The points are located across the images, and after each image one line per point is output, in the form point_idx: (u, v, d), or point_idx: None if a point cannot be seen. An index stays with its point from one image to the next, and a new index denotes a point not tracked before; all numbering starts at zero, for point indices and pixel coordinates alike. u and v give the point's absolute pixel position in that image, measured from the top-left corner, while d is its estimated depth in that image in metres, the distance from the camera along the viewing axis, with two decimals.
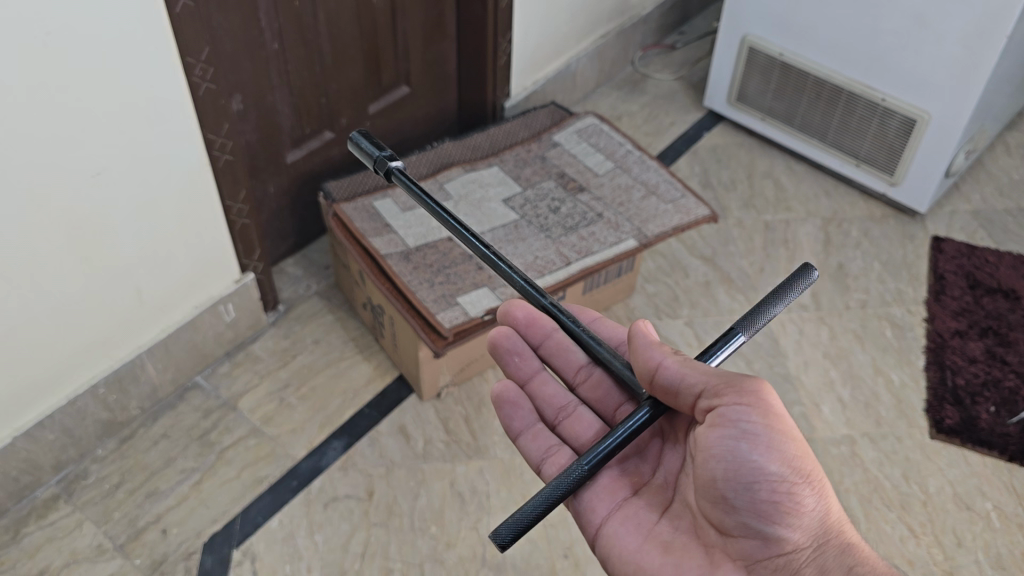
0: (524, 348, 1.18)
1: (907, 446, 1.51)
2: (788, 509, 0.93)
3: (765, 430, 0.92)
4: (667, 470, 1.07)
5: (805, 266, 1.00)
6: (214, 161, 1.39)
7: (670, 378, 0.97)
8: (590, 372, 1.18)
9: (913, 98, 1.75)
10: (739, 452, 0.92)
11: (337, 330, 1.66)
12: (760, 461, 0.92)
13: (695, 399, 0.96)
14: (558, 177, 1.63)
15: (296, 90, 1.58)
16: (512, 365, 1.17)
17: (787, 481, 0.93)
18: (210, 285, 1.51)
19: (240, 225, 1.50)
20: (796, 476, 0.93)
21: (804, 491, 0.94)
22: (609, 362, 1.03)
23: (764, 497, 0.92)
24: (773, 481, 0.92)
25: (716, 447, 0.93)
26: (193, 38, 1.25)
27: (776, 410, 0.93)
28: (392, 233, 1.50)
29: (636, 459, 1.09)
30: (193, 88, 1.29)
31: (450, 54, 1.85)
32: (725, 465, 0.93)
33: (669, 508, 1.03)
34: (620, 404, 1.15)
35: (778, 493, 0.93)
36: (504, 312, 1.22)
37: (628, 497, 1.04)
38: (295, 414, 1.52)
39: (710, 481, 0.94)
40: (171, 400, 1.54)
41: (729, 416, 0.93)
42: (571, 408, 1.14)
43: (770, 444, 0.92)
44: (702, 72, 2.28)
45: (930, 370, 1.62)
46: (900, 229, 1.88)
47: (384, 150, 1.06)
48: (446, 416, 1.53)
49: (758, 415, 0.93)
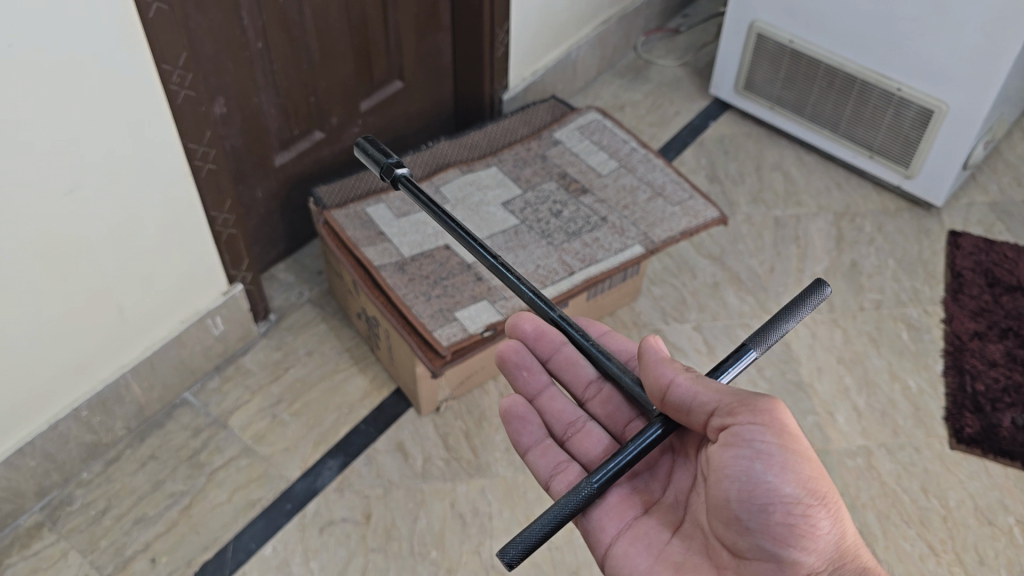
0: (532, 363, 1.13)
1: (925, 458, 1.45)
2: (802, 532, 0.87)
3: (780, 450, 0.86)
4: (677, 489, 1.01)
5: (818, 281, 0.95)
6: (196, 172, 1.32)
7: (682, 396, 0.91)
8: (600, 387, 1.12)
9: (930, 88, 1.67)
10: (753, 473, 0.86)
11: (332, 340, 1.59)
12: (775, 482, 0.86)
13: (707, 418, 0.90)
14: (560, 177, 1.56)
15: (283, 90, 1.50)
16: (519, 380, 1.12)
17: (803, 504, 0.87)
18: (196, 299, 1.44)
19: (226, 236, 1.42)
20: (812, 498, 0.87)
21: (820, 515, 0.87)
22: (618, 378, 0.96)
23: (779, 520, 0.86)
24: (788, 502, 0.86)
25: (730, 467, 0.88)
26: (169, 44, 1.18)
27: (792, 429, 0.87)
28: (386, 242, 1.43)
29: (646, 477, 1.03)
30: (171, 96, 1.22)
31: (444, 46, 1.77)
32: (738, 486, 0.87)
33: (681, 528, 0.97)
34: (631, 421, 1.08)
35: (793, 516, 0.87)
36: (511, 325, 1.17)
37: (638, 517, 0.98)
38: (288, 432, 1.46)
39: (723, 502, 0.89)
40: (159, 418, 1.47)
41: (743, 435, 0.87)
42: (579, 424, 1.08)
43: (786, 464, 0.86)
44: (707, 57, 2.19)
45: (949, 375, 1.56)
46: (915, 223, 1.81)
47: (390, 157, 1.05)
48: (445, 432, 1.47)
49: (772, 434, 0.87)
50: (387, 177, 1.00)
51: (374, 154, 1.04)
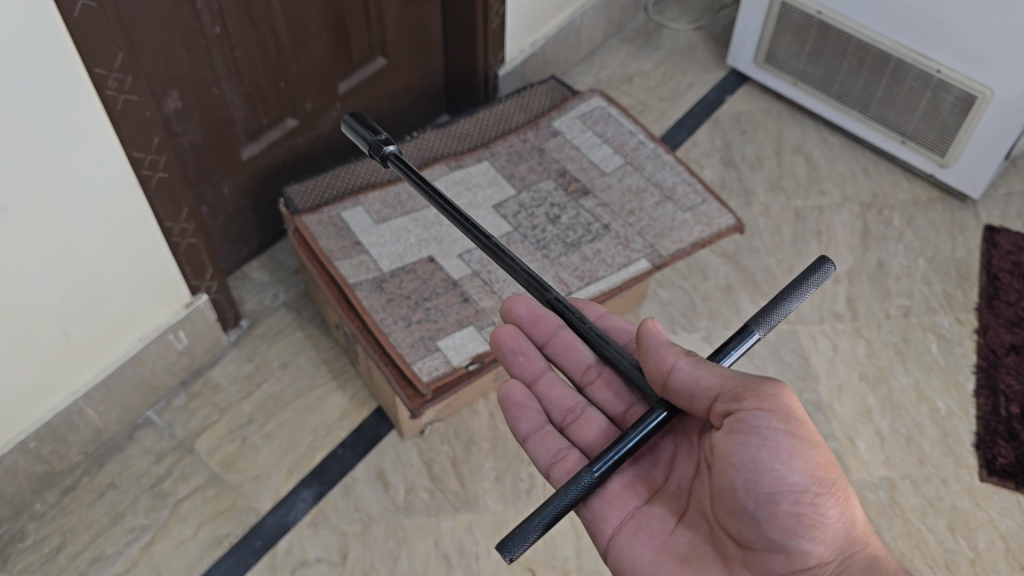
0: (529, 347, 1.01)
1: (953, 492, 1.32)
2: (811, 524, 0.80)
3: (787, 437, 0.79)
4: (680, 476, 0.92)
5: (824, 258, 0.89)
6: (145, 182, 1.17)
7: (684, 381, 0.85)
8: (599, 371, 1.02)
9: (973, 71, 1.49)
10: (759, 461, 0.79)
11: (308, 351, 1.47)
12: (783, 471, 0.79)
13: (711, 404, 0.84)
14: (558, 175, 1.40)
15: (247, 77, 1.34)
16: (514, 365, 1.01)
17: (811, 492, 0.80)
18: (155, 314, 1.31)
19: (185, 246, 1.28)
20: (821, 486, 0.80)
21: (829, 503, 0.80)
22: (618, 362, 0.91)
23: (786, 510, 0.79)
24: (796, 489, 0.79)
25: (735, 455, 0.81)
26: (100, 45, 1.02)
27: (799, 414, 0.81)
28: (363, 254, 1.29)
29: (646, 463, 0.95)
30: (108, 103, 1.06)
31: (433, 16, 1.59)
32: (744, 475, 0.80)
33: (685, 515, 0.89)
34: (633, 405, 0.99)
35: (801, 505, 0.80)
36: (505, 308, 1.05)
37: (641, 506, 0.90)
38: (260, 458, 1.35)
39: (727, 491, 0.82)
40: (120, 440, 1.36)
41: (749, 422, 0.81)
42: (579, 411, 0.98)
43: (793, 451, 0.80)
44: (725, 21, 2.00)
45: (982, 396, 1.41)
46: (949, 216, 1.65)
47: (380, 134, 0.95)
48: (430, 458, 1.35)
49: (779, 420, 0.80)
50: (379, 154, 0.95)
51: (361, 131, 0.96)
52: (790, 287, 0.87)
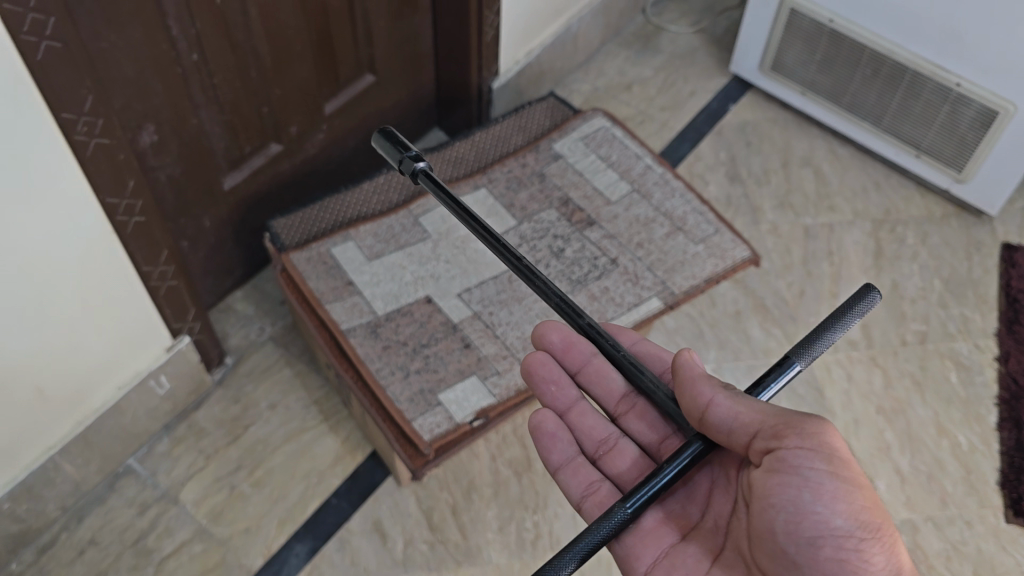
0: (561, 375, 0.96)
1: (977, 535, 1.27)
2: (854, 572, 0.73)
3: (832, 478, 0.74)
4: (717, 513, 0.87)
5: (869, 287, 0.84)
6: (120, 228, 1.08)
7: (722, 418, 0.80)
8: (634, 401, 0.95)
9: (995, 85, 1.42)
10: (800, 503, 0.74)
11: (298, 390, 1.39)
12: (825, 514, 0.74)
13: (750, 442, 0.79)
14: (561, 205, 1.32)
15: (228, 105, 1.24)
16: (545, 394, 0.95)
17: (856, 538, 0.74)
18: (135, 361, 1.22)
19: (166, 289, 1.19)
20: (867, 532, 0.74)
21: (876, 550, 0.74)
22: (652, 392, 0.86)
23: (828, 555, 0.74)
24: (839, 534, 0.73)
25: (774, 496, 0.76)
26: (69, 89, 0.92)
27: (844, 454, 0.75)
28: (356, 295, 1.21)
29: (682, 497, 0.89)
30: (78, 149, 0.97)
31: (424, 29, 1.50)
32: (784, 517, 0.75)
33: (721, 555, 0.84)
34: (668, 437, 0.92)
35: (844, 551, 0.73)
36: (535, 333, 0.99)
37: (675, 544, 0.85)
38: (249, 508, 1.27)
39: (766, 534, 0.77)
40: (99, 491, 1.28)
41: (790, 461, 0.76)
42: (612, 442, 0.92)
43: (837, 494, 0.74)
44: (727, 22, 1.92)
45: (1004, 429, 1.36)
46: (964, 234, 1.59)
47: (411, 149, 0.88)
48: (430, 507, 1.28)
49: (823, 460, 0.75)
50: (408, 170, 0.88)
51: (391, 147, 0.89)
52: (835, 315, 0.82)
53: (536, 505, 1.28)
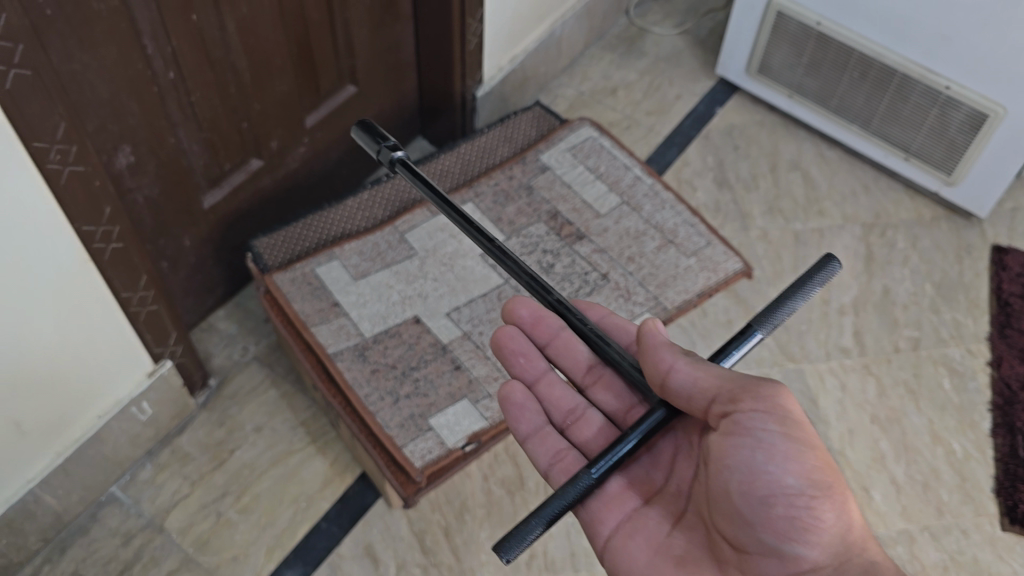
0: (530, 347, 0.97)
1: (974, 544, 1.25)
2: (806, 528, 0.75)
3: (785, 439, 0.75)
4: (680, 477, 0.88)
5: (830, 257, 0.84)
6: (97, 255, 1.04)
7: (682, 383, 0.81)
8: (601, 372, 0.96)
9: (986, 89, 1.41)
10: (753, 463, 0.75)
11: (284, 412, 1.36)
12: (777, 474, 0.75)
13: (708, 406, 0.80)
14: (550, 218, 1.34)
15: (207, 122, 1.21)
16: (513, 366, 0.96)
17: (808, 496, 0.75)
18: (115, 388, 1.18)
19: (145, 314, 1.15)
20: (819, 490, 0.75)
21: (827, 508, 0.75)
22: (618, 364, 0.87)
23: (780, 513, 0.75)
24: (790, 493, 0.75)
25: (729, 457, 0.77)
26: (40, 117, 0.88)
27: (798, 416, 0.77)
28: (342, 316, 1.22)
29: (646, 463, 0.91)
30: (50, 177, 0.93)
31: (405, 37, 1.47)
32: (738, 478, 0.76)
33: (683, 518, 0.85)
34: (634, 407, 0.94)
35: (796, 509, 0.75)
36: (505, 307, 1.00)
37: (638, 508, 0.86)
38: (237, 535, 1.24)
39: (723, 494, 0.78)
40: (82, 522, 1.24)
41: (745, 424, 0.77)
42: (581, 412, 0.93)
43: (789, 454, 0.75)
44: (711, 23, 1.90)
45: (998, 435, 1.35)
46: (954, 236, 1.58)
47: (388, 140, 0.93)
48: (422, 529, 1.25)
49: (776, 422, 0.76)
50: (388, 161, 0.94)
51: (369, 138, 0.94)
52: (796, 285, 0.81)
53: None
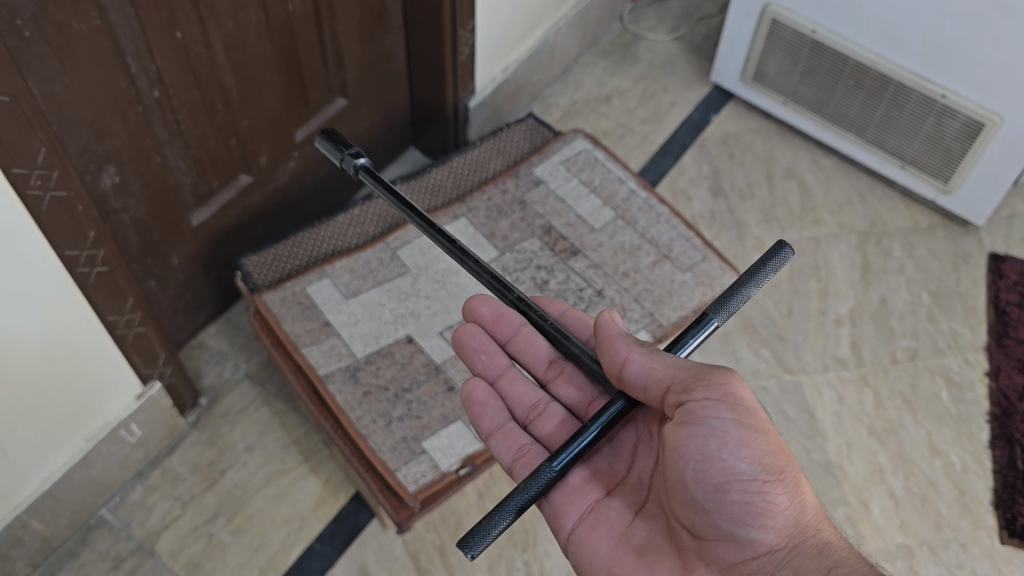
0: (491, 345, 0.99)
1: (973, 557, 1.24)
2: (760, 512, 0.77)
3: (737, 426, 0.77)
4: (642, 468, 0.89)
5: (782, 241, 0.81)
6: (82, 279, 1.01)
7: (638, 374, 0.82)
8: (561, 366, 0.99)
9: (982, 97, 1.39)
10: (706, 451, 0.77)
11: (277, 431, 1.34)
12: (731, 460, 0.77)
13: (663, 396, 0.82)
14: (544, 233, 1.38)
15: (194, 140, 1.19)
16: (476, 364, 0.98)
17: (759, 480, 0.77)
18: (103, 411, 1.16)
19: (133, 336, 1.13)
20: (770, 474, 0.77)
21: (779, 491, 0.78)
22: (579, 357, 0.88)
23: (734, 499, 0.77)
24: (743, 478, 0.77)
25: (684, 446, 0.79)
26: (17, 142, 0.86)
27: (749, 403, 0.78)
28: (333, 336, 1.24)
29: (608, 455, 0.92)
30: (32, 204, 0.90)
31: (396, 48, 1.45)
32: (692, 466, 0.78)
33: (643, 508, 0.86)
34: (595, 399, 0.96)
35: (749, 494, 0.77)
36: (467, 308, 1.03)
37: (601, 499, 0.87)
38: (229, 558, 1.22)
39: (678, 482, 0.80)
40: (71, 546, 1.22)
41: (698, 413, 0.78)
42: (543, 406, 0.95)
43: (741, 440, 0.77)
44: (706, 29, 1.89)
45: (997, 447, 1.34)
46: (950, 245, 1.57)
47: (351, 148, 0.99)
48: (416, 549, 1.24)
49: (728, 410, 0.78)
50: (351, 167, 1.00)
51: (332, 147, 1.00)
52: (747, 274, 0.80)
53: (526, 543, 1.24)
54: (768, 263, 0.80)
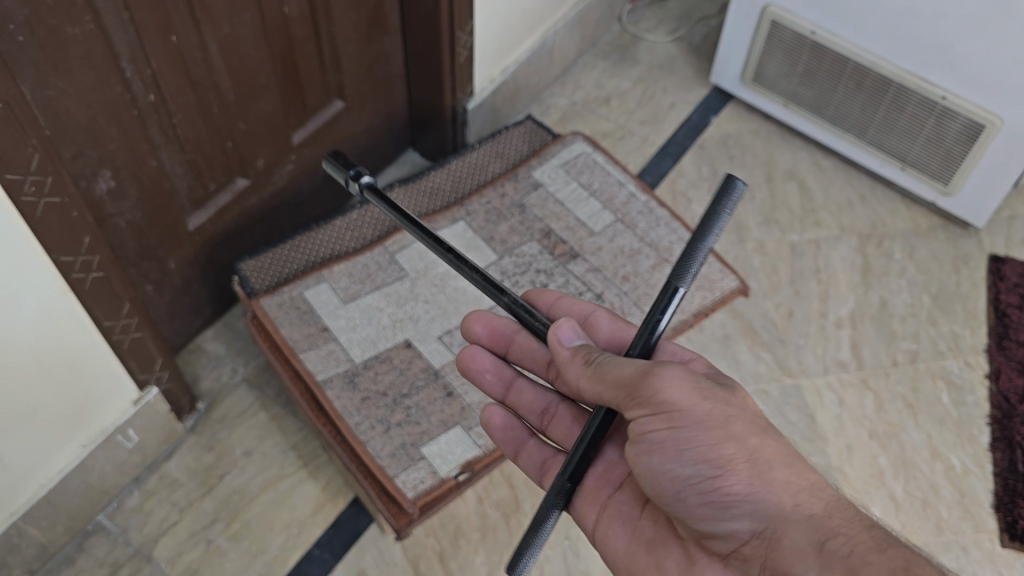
0: (493, 362, 0.98)
1: (974, 561, 1.23)
2: (726, 507, 0.72)
3: (670, 434, 0.73)
4: None
5: (731, 177, 0.72)
6: (77, 285, 1.00)
7: (590, 400, 0.80)
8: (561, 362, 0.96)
9: (983, 99, 1.39)
10: (653, 467, 0.75)
11: (275, 435, 1.34)
12: (676, 468, 0.74)
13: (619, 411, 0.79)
14: (543, 237, 1.38)
15: (190, 144, 1.18)
16: (483, 385, 0.98)
17: (711, 478, 0.72)
18: (99, 417, 1.15)
19: (129, 342, 1.12)
20: (719, 468, 0.72)
21: (736, 480, 0.72)
22: None
23: (695, 503, 0.73)
24: (694, 482, 0.73)
25: (637, 464, 0.77)
26: (9, 148, 0.85)
27: (680, 403, 0.73)
28: (332, 341, 1.24)
29: (619, 442, 0.88)
30: (26, 211, 0.90)
31: (394, 50, 1.44)
32: (649, 483, 0.76)
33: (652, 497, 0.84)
34: None
35: (706, 494, 0.73)
36: (464, 330, 1.02)
37: (612, 494, 0.86)
38: (227, 564, 1.22)
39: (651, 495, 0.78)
40: (67, 552, 1.21)
41: (637, 430, 0.76)
42: (553, 409, 0.95)
43: (680, 445, 0.73)
44: (705, 31, 1.89)
45: (998, 450, 1.33)
46: (951, 247, 1.56)
47: (353, 169, 1.03)
48: (416, 554, 1.23)
49: (659, 420, 0.74)
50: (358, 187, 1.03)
51: (337, 169, 1.05)
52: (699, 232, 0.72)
53: None
54: (717, 215, 0.71)
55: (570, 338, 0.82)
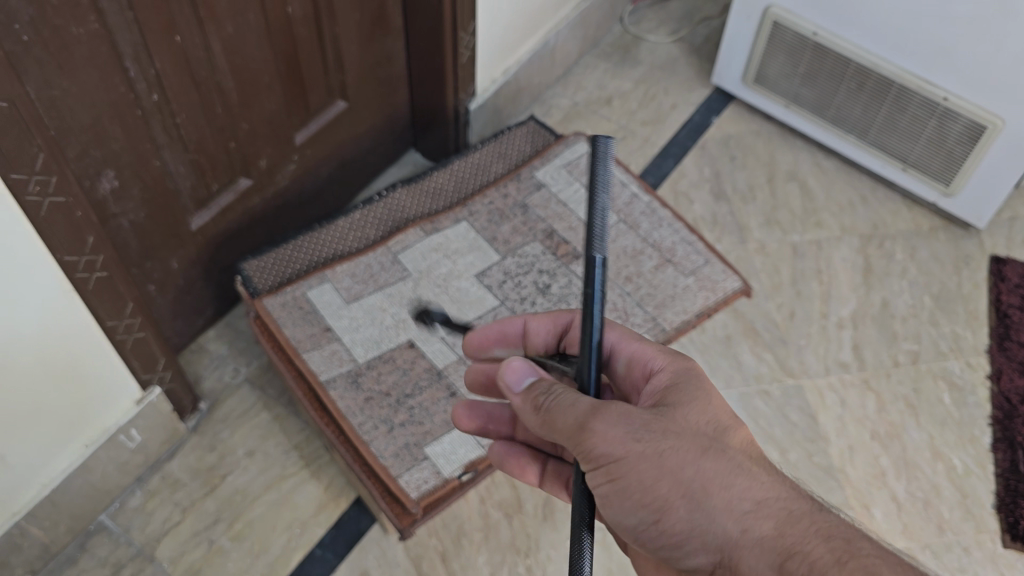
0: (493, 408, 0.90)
1: (976, 561, 1.23)
2: (682, 544, 0.63)
3: (605, 484, 0.64)
4: None
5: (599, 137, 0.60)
6: (81, 285, 1.01)
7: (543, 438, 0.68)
8: None
9: (984, 100, 1.39)
10: (606, 513, 0.66)
11: (277, 435, 1.34)
12: (624, 514, 0.65)
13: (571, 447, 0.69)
14: (545, 237, 1.39)
15: (193, 144, 1.18)
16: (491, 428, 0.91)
17: (659, 519, 0.63)
18: (102, 417, 1.15)
19: (132, 342, 1.12)
20: (662, 509, 0.63)
21: (684, 517, 0.62)
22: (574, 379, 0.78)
23: (653, 544, 0.65)
24: (644, 524, 0.64)
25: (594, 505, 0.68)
26: (15, 148, 0.85)
27: (604, 450, 0.63)
28: (335, 341, 1.24)
29: None
30: (31, 211, 0.90)
31: (397, 51, 1.44)
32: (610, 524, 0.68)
33: None
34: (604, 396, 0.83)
35: (661, 535, 0.64)
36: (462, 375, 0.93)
37: None
38: (229, 564, 1.21)
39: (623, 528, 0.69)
40: (70, 552, 1.21)
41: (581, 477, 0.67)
42: None
43: (619, 494, 0.64)
44: (706, 31, 1.89)
45: (999, 450, 1.33)
46: (952, 247, 1.57)
47: None
48: (418, 555, 1.23)
49: (591, 470, 0.64)
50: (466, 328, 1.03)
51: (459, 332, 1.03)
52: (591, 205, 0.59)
53: (529, 548, 1.24)
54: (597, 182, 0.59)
55: (519, 381, 0.69)
